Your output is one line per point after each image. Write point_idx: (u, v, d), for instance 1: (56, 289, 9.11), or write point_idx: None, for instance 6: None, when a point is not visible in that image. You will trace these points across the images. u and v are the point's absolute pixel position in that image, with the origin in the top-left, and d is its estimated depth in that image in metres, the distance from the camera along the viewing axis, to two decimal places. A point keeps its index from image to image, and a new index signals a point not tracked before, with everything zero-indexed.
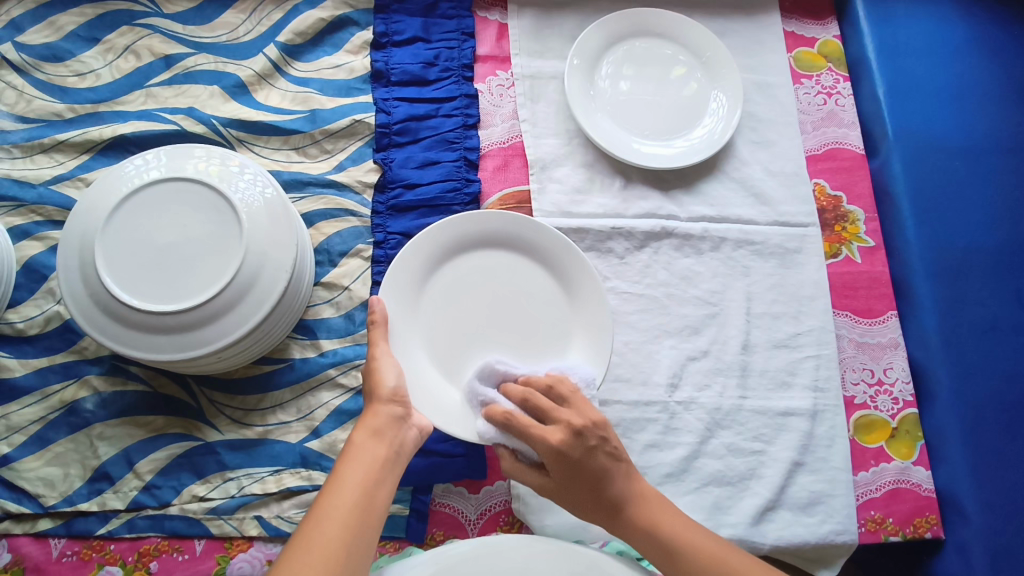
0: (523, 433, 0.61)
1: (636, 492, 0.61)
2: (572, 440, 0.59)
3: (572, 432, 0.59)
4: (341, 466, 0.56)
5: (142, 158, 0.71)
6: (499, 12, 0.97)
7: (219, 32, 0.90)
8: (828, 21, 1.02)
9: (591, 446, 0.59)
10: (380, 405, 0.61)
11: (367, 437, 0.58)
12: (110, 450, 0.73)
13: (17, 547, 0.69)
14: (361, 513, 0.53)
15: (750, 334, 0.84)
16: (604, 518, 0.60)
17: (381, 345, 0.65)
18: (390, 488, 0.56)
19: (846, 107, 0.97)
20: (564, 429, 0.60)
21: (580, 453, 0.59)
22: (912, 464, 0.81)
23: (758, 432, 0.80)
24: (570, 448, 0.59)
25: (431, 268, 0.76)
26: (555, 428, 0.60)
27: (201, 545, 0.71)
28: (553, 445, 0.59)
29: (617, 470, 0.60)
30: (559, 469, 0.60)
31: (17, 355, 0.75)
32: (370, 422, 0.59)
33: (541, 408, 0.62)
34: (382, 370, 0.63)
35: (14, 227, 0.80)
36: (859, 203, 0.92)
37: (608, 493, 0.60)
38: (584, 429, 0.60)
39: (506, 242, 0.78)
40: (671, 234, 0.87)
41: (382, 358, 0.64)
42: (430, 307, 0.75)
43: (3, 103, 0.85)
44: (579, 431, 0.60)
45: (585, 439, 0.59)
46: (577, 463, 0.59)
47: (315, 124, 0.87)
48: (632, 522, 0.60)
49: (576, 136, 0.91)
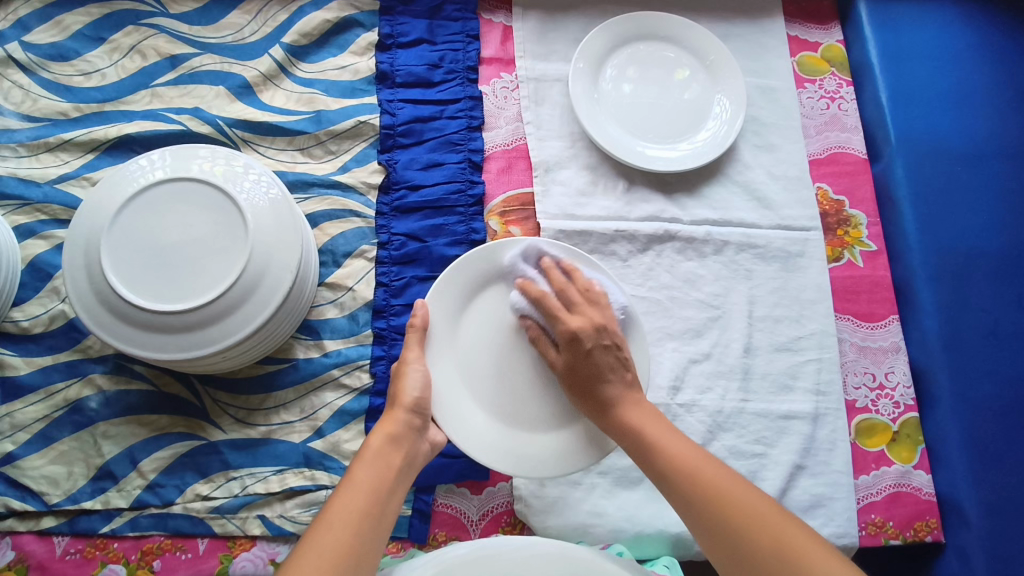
0: (550, 311, 0.68)
1: (629, 398, 0.64)
2: (586, 334, 0.66)
3: (592, 326, 0.66)
4: (356, 469, 0.56)
5: (146, 158, 0.71)
6: (504, 14, 0.97)
7: (224, 32, 0.90)
8: (831, 26, 1.03)
9: (599, 345, 0.65)
10: (401, 412, 0.62)
11: (385, 443, 0.59)
12: (114, 449, 0.73)
13: (21, 545, 0.70)
14: (372, 518, 0.53)
15: (752, 337, 0.85)
16: (595, 413, 0.65)
17: (414, 351, 0.67)
18: (400, 498, 0.57)
19: (848, 112, 0.97)
20: (585, 322, 0.66)
21: (592, 345, 0.65)
22: (912, 468, 0.81)
23: (759, 435, 0.81)
24: (586, 337, 0.65)
25: (469, 292, 0.74)
26: (578, 318, 0.67)
27: (204, 543, 0.71)
28: (570, 328, 0.66)
29: (619, 376, 0.65)
30: (569, 351, 0.66)
31: (22, 354, 0.75)
32: (388, 426, 0.60)
33: (571, 299, 0.69)
34: (407, 378, 0.65)
35: (19, 226, 0.80)
36: (861, 207, 0.93)
37: (601, 392, 0.64)
38: (603, 328, 0.66)
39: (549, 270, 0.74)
40: (674, 237, 0.88)
41: (410, 364, 0.66)
42: (467, 331, 0.73)
43: (9, 102, 0.85)
44: (598, 328, 0.66)
45: (602, 336, 0.66)
46: (582, 354, 0.65)
47: (320, 125, 0.87)
48: (617, 423, 0.63)
49: (580, 138, 0.91)
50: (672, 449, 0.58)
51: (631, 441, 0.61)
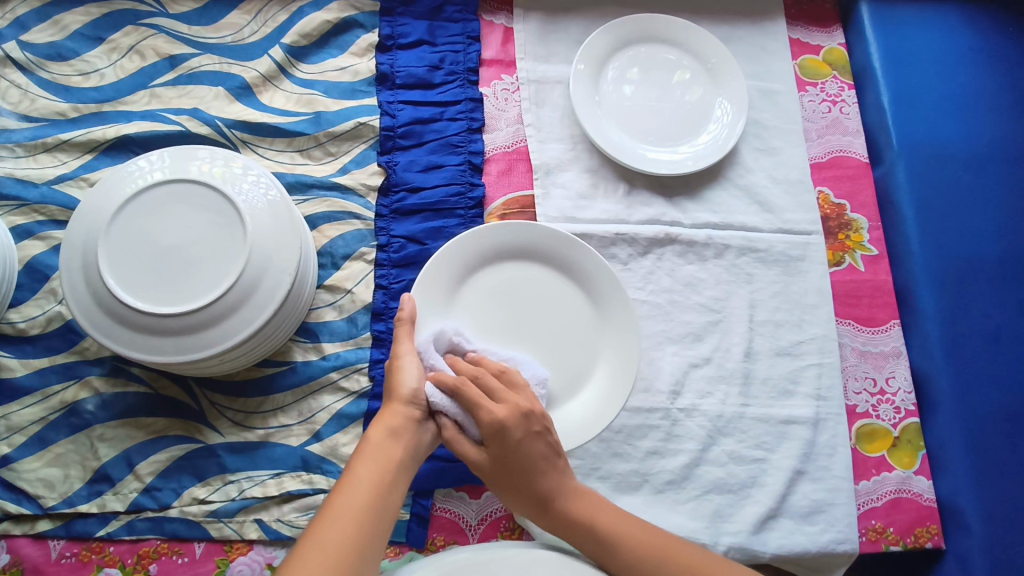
0: (471, 401, 0.59)
1: (565, 484, 0.61)
2: (516, 422, 0.59)
3: (519, 413, 0.59)
4: (355, 465, 0.55)
5: (144, 160, 0.70)
6: (505, 16, 0.96)
7: (224, 33, 0.90)
8: (833, 28, 1.02)
9: (538, 430, 0.60)
10: (401, 406, 0.59)
11: (384, 437, 0.57)
12: (110, 451, 0.72)
13: (16, 548, 0.69)
14: (371, 516, 0.52)
15: (753, 342, 0.84)
16: (532, 510, 0.61)
17: (406, 342, 0.64)
18: (401, 492, 0.56)
19: (850, 116, 0.97)
20: (511, 409, 0.59)
21: (522, 435, 0.59)
22: (913, 474, 0.81)
23: (760, 440, 0.80)
24: (514, 428, 0.58)
25: (465, 271, 0.76)
26: (502, 407, 0.59)
27: (201, 547, 0.71)
28: (497, 419, 0.58)
29: (552, 464, 0.61)
30: (496, 446, 0.59)
31: (19, 355, 0.75)
32: (388, 420, 0.58)
33: (489, 386, 0.61)
34: (403, 371, 0.61)
35: (17, 227, 0.79)
36: (862, 211, 0.92)
37: (537, 483, 0.60)
38: (530, 413, 0.60)
39: (538, 254, 0.78)
40: (675, 241, 0.87)
41: (405, 357, 0.63)
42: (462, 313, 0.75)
43: (7, 102, 0.85)
44: (525, 415, 0.59)
45: (531, 422, 0.60)
46: (514, 446, 0.58)
47: (319, 127, 0.86)
48: (560, 515, 0.60)
49: (581, 141, 0.90)
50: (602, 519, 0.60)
51: (568, 526, 0.60)
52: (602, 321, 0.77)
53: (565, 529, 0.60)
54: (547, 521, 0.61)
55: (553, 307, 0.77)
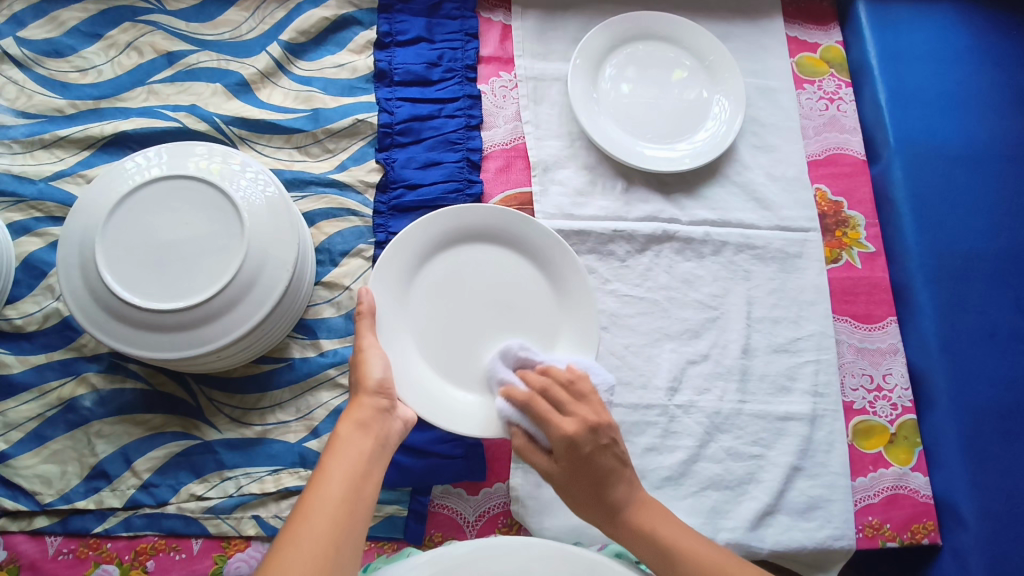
0: (542, 416, 0.62)
1: (637, 498, 0.61)
2: (585, 436, 0.60)
3: (587, 427, 0.60)
4: (326, 460, 0.55)
5: (142, 156, 0.70)
6: (503, 13, 0.97)
7: (222, 29, 0.90)
8: (830, 27, 1.03)
9: (608, 445, 0.60)
10: (367, 398, 0.61)
11: (353, 430, 0.58)
12: (107, 448, 0.72)
13: (12, 545, 0.69)
14: (346, 510, 0.52)
15: (750, 338, 0.85)
16: (601, 519, 0.61)
17: (369, 335, 0.65)
18: (376, 482, 0.56)
19: (847, 113, 0.97)
20: (579, 423, 0.60)
21: (591, 448, 0.60)
22: (910, 470, 0.81)
23: (757, 436, 0.80)
24: (583, 441, 0.60)
25: (420, 260, 0.76)
26: (570, 421, 0.60)
27: (199, 544, 0.71)
28: (566, 434, 0.60)
29: (622, 476, 0.61)
30: (566, 458, 0.60)
31: (16, 352, 0.75)
32: (357, 414, 0.59)
33: (557, 399, 0.62)
34: (368, 363, 0.63)
35: (13, 223, 0.79)
36: (859, 208, 0.93)
37: (609, 493, 0.60)
38: (598, 427, 0.60)
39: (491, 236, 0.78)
40: (672, 238, 0.87)
41: (369, 349, 0.64)
42: (422, 304, 0.75)
43: (4, 98, 0.84)
44: (593, 428, 0.60)
45: (599, 436, 0.60)
46: (585, 458, 0.59)
47: (317, 123, 0.86)
48: (627, 527, 0.60)
49: (579, 138, 0.91)
50: (665, 531, 0.59)
51: (641, 540, 0.59)
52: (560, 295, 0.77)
53: (636, 541, 0.59)
54: (616, 532, 0.61)
55: (509, 287, 0.77)
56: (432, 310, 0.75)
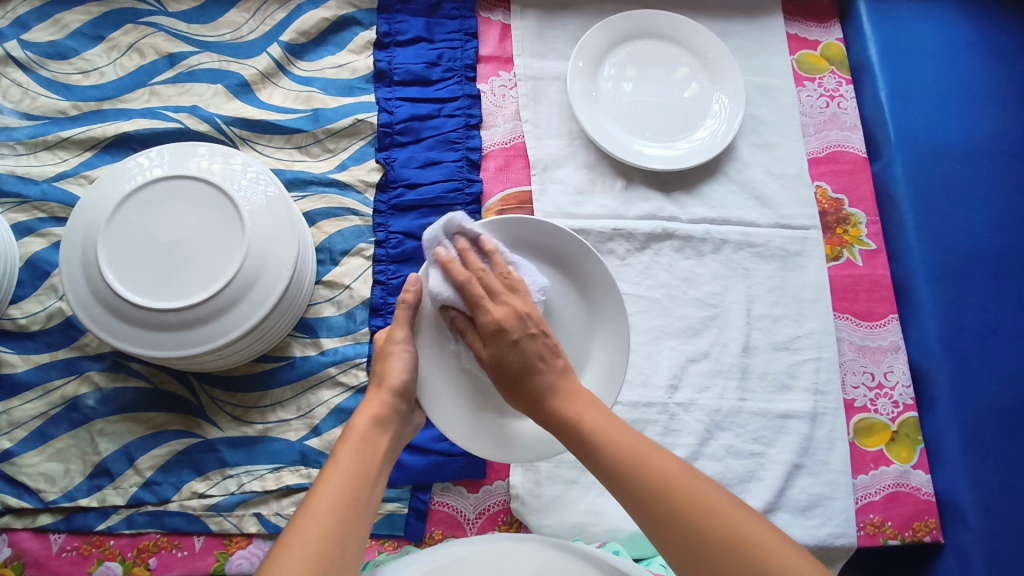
0: (474, 299, 0.60)
1: (565, 388, 0.56)
2: (518, 324, 0.58)
3: (516, 315, 0.58)
4: (343, 451, 0.56)
5: (144, 157, 0.71)
6: (502, 13, 0.97)
7: (223, 31, 0.90)
8: (831, 24, 1.02)
9: (534, 335, 0.58)
10: (388, 395, 0.62)
11: (370, 425, 0.59)
12: (110, 446, 0.73)
13: (16, 542, 0.70)
14: (361, 501, 0.53)
15: (751, 336, 0.84)
16: (529, 409, 0.57)
17: (403, 330, 0.65)
18: (383, 482, 0.57)
19: (848, 110, 0.97)
20: (507, 311, 0.59)
21: (519, 335, 0.58)
22: (911, 468, 0.81)
23: (757, 434, 0.80)
24: (510, 327, 0.58)
25: None
26: (500, 308, 0.59)
27: (201, 541, 0.71)
28: (495, 320, 0.58)
29: (551, 365, 0.57)
30: (494, 344, 0.58)
31: (20, 351, 0.76)
32: (374, 408, 0.60)
33: (491, 286, 0.61)
34: (395, 358, 0.63)
35: (18, 224, 0.80)
36: (860, 206, 0.92)
37: (532, 382, 0.56)
38: (528, 316, 0.59)
39: (538, 248, 0.69)
40: (672, 236, 0.87)
41: (397, 347, 0.64)
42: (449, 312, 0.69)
43: (8, 100, 0.85)
44: (523, 317, 0.59)
45: (527, 325, 0.58)
46: (508, 347, 0.57)
47: (318, 123, 0.87)
48: (554, 417, 0.55)
49: (578, 136, 0.91)
50: (591, 421, 0.54)
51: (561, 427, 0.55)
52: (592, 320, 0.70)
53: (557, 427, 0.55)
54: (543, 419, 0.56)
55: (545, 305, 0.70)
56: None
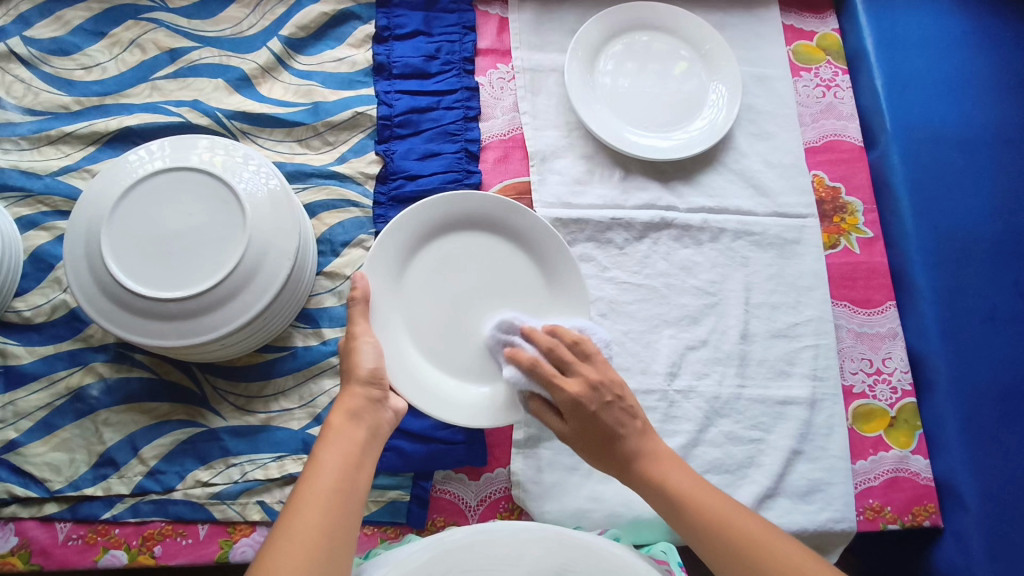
0: (546, 377, 0.63)
1: (650, 450, 0.60)
2: (598, 391, 0.61)
3: (591, 385, 0.61)
4: (321, 451, 0.56)
5: (145, 149, 0.72)
6: (500, 6, 0.98)
7: (223, 26, 0.91)
8: (826, 14, 1.03)
9: (616, 401, 0.61)
10: (358, 386, 0.61)
11: (345, 419, 0.58)
12: (115, 436, 0.74)
13: (23, 531, 0.71)
14: (345, 496, 0.53)
15: (750, 323, 0.85)
16: (615, 471, 0.61)
17: (362, 325, 0.66)
18: (369, 471, 0.57)
19: (844, 100, 0.98)
20: (582, 382, 0.62)
21: (596, 406, 0.61)
22: (910, 453, 0.81)
23: (757, 420, 0.81)
24: (588, 399, 0.61)
25: (419, 240, 0.77)
26: (576, 380, 0.62)
27: (205, 529, 0.72)
28: (571, 395, 0.61)
29: (631, 428, 0.61)
30: (580, 416, 0.61)
31: (25, 343, 0.76)
32: (347, 404, 0.59)
33: (562, 359, 0.64)
34: (359, 352, 0.63)
35: (22, 217, 0.81)
36: (857, 194, 0.93)
37: (620, 447, 0.60)
38: (602, 384, 0.62)
39: (485, 221, 0.79)
40: (670, 225, 0.88)
41: (360, 339, 0.64)
42: (418, 281, 0.77)
43: (12, 96, 0.86)
44: (596, 386, 0.61)
45: (602, 394, 0.61)
46: (590, 417, 0.60)
47: (318, 116, 0.88)
48: (641, 478, 0.60)
49: (577, 127, 0.91)
50: (677, 483, 0.58)
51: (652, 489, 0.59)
52: (552, 287, 0.77)
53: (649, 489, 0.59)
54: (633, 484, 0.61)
55: (508, 277, 0.78)
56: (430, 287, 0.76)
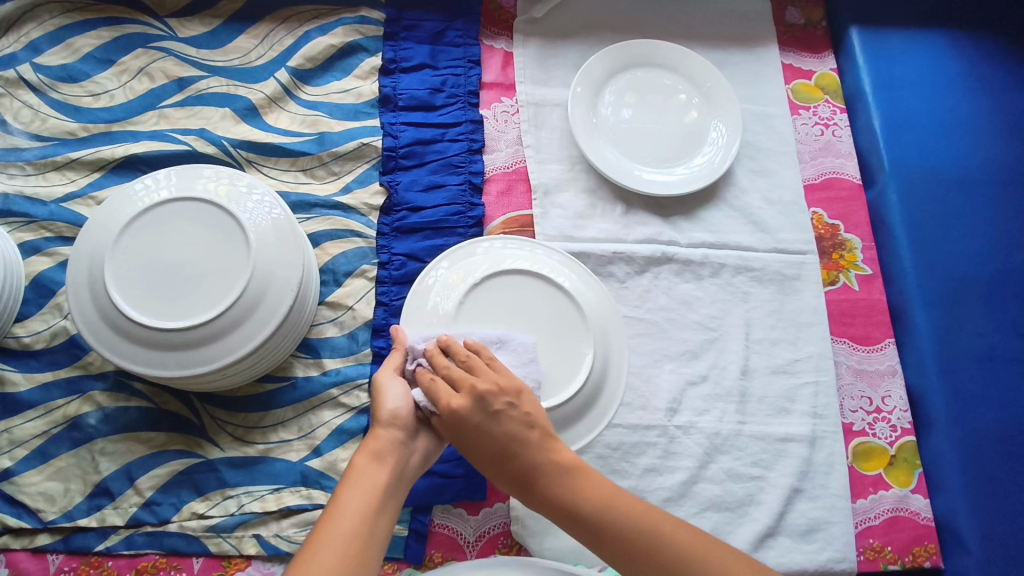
0: (429, 392, 0.57)
1: (549, 463, 0.55)
2: (471, 408, 0.55)
3: (473, 396, 0.55)
4: (343, 492, 0.55)
5: (151, 179, 0.72)
6: (505, 41, 0.99)
7: (232, 56, 0.93)
8: (825, 54, 1.05)
9: (505, 409, 0.56)
10: (383, 428, 0.58)
11: (369, 459, 0.56)
12: (111, 466, 0.73)
13: (14, 562, 0.70)
14: (362, 541, 0.52)
15: (750, 359, 0.85)
16: (515, 488, 0.56)
17: (389, 369, 0.62)
18: (389, 515, 0.56)
19: (842, 138, 0.99)
20: (467, 395, 0.56)
21: (481, 418, 0.55)
22: (910, 492, 0.81)
23: (757, 458, 0.81)
24: (468, 414, 0.55)
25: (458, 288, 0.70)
26: (460, 394, 0.56)
27: (199, 563, 0.71)
28: (452, 412, 0.55)
29: (524, 440, 0.56)
30: (460, 437, 0.56)
31: (23, 370, 0.76)
32: (372, 444, 0.58)
33: (452, 376, 0.57)
34: (384, 393, 0.60)
35: (25, 243, 0.81)
36: (856, 231, 0.94)
37: (513, 463, 0.55)
38: (487, 394, 0.56)
39: None
40: (671, 260, 0.89)
41: (385, 380, 0.61)
42: (485, 296, 0.69)
43: (19, 122, 0.87)
44: (480, 396, 0.55)
45: (488, 404, 0.55)
46: (473, 431, 0.55)
47: (323, 147, 0.88)
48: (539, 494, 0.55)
49: (579, 162, 0.92)
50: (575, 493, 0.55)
51: (553, 508, 0.55)
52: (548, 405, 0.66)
53: (549, 510, 0.55)
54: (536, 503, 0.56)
55: None
56: (517, 291, 0.70)
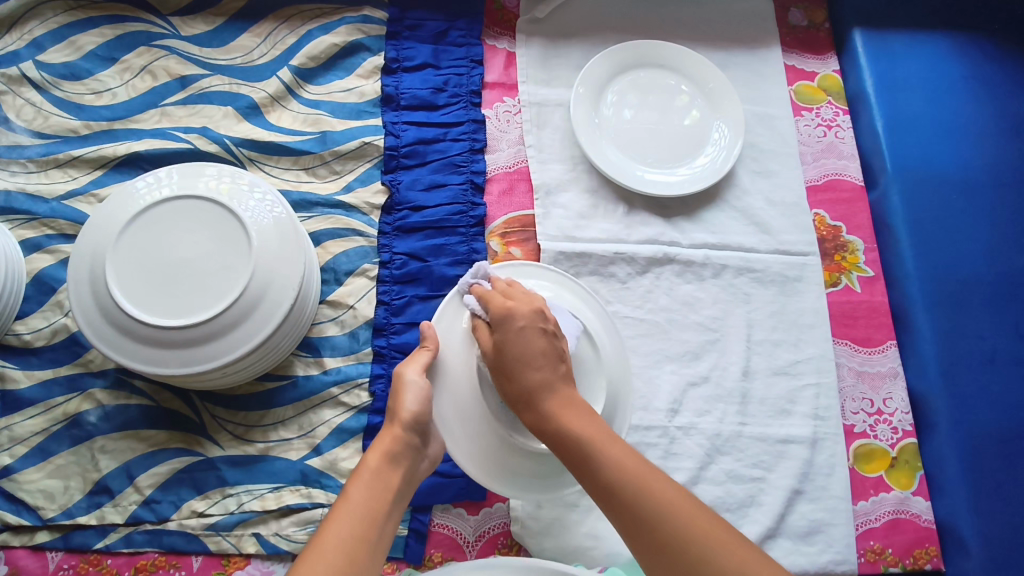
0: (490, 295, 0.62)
1: (557, 390, 0.57)
2: (522, 313, 0.59)
3: (531, 307, 0.59)
4: (353, 490, 0.55)
5: (153, 176, 0.72)
6: (507, 41, 0.99)
7: (234, 55, 0.93)
8: (827, 56, 1.05)
9: (550, 330, 0.59)
10: (400, 429, 0.59)
11: (383, 462, 0.58)
12: (111, 463, 0.73)
13: (13, 560, 0.69)
14: (371, 541, 0.53)
15: (751, 360, 0.85)
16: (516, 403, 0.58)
17: (413, 367, 0.63)
18: (394, 520, 0.57)
19: (845, 140, 0.99)
20: (523, 303, 0.60)
21: (525, 324, 0.59)
22: (911, 495, 0.81)
23: (758, 459, 0.81)
24: (518, 317, 0.59)
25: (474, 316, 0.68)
26: (518, 301, 0.61)
27: (198, 561, 0.71)
28: (505, 309, 0.59)
29: (552, 363, 0.58)
30: (498, 333, 0.59)
31: (24, 367, 0.76)
32: (388, 446, 0.59)
33: (511, 291, 0.62)
34: (405, 395, 0.61)
35: (26, 240, 0.81)
36: (858, 233, 0.93)
37: (525, 376, 0.57)
38: (542, 311, 0.60)
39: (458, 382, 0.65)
40: (673, 260, 0.88)
41: (409, 377, 0.62)
42: None
43: (21, 119, 0.87)
44: (537, 311, 0.60)
45: (540, 320, 0.59)
46: (515, 332, 0.58)
47: (325, 145, 0.88)
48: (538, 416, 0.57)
49: (581, 162, 0.92)
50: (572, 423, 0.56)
51: (547, 433, 0.56)
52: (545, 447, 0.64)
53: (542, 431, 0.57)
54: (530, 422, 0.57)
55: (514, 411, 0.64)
56: None
